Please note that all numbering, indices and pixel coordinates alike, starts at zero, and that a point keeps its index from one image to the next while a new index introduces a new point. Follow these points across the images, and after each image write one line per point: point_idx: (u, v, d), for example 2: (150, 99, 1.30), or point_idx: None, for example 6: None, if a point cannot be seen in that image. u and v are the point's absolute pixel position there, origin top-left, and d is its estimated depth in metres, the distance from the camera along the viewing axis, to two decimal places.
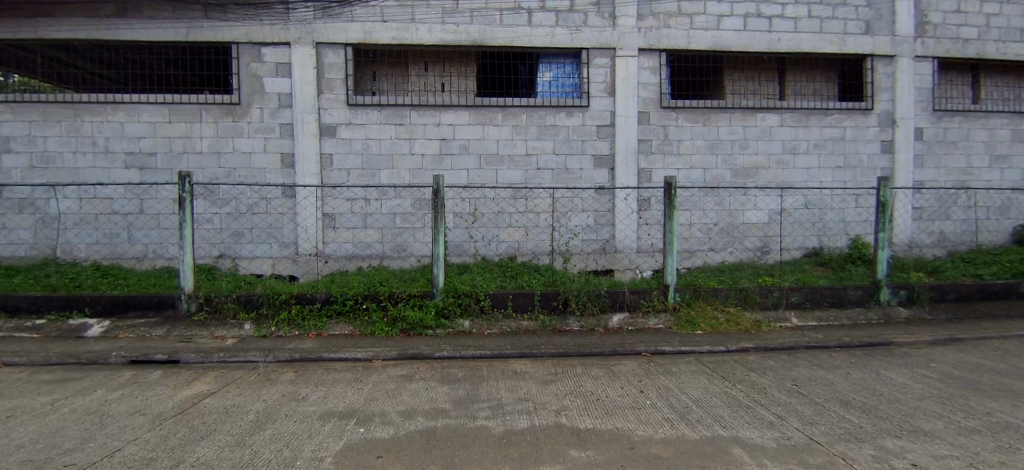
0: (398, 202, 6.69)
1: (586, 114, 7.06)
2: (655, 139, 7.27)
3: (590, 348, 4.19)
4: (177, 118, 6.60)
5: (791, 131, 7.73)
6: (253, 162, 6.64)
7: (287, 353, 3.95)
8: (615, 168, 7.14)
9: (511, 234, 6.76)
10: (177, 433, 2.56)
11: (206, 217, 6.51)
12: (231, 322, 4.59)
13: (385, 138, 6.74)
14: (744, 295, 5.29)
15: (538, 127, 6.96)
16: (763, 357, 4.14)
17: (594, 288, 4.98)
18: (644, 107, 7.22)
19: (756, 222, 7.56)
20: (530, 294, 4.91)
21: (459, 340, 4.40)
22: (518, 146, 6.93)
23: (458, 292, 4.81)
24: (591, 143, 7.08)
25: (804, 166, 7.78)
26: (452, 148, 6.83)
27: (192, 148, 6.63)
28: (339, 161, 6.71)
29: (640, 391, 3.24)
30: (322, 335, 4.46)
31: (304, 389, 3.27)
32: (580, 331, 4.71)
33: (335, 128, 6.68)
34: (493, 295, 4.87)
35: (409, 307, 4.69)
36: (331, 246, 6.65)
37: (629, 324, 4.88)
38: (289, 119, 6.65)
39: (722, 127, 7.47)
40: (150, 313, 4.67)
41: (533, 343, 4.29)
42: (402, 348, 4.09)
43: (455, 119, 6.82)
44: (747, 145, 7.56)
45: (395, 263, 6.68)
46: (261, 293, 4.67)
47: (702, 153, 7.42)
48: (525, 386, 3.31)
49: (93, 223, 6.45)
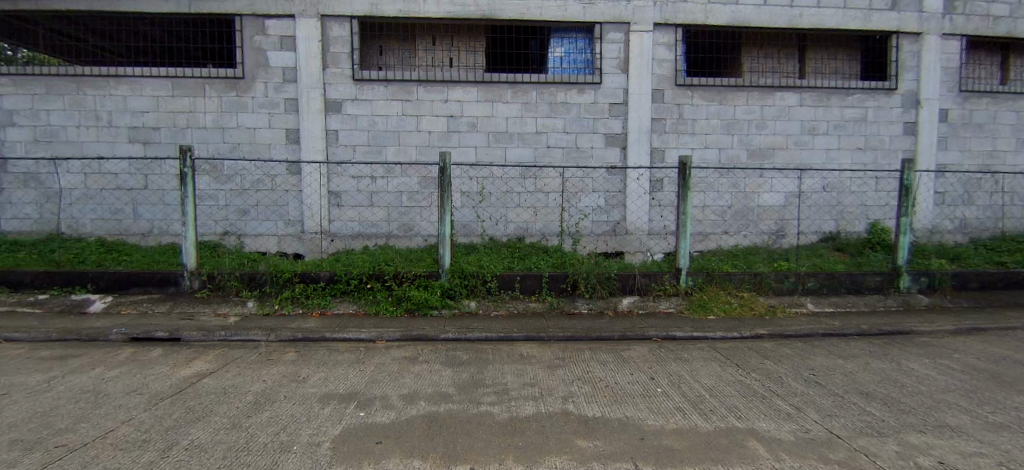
0: (404, 180, 6.54)
1: (598, 92, 6.82)
2: (669, 117, 7.01)
3: (598, 332, 4.08)
4: (180, 92, 6.46)
5: (811, 111, 7.43)
6: (257, 138, 6.51)
7: (289, 332, 3.88)
8: (627, 147, 6.91)
9: (520, 214, 6.62)
10: (173, 415, 2.50)
11: (210, 194, 6.43)
12: (234, 299, 4.54)
13: (391, 114, 6.56)
14: (758, 280, 5.13)
15: (548, 104, 6.74)
16: (777, 344, 4.01)
17: (604, 271, 4.85)
18: (658, 85, 6.95)
19: (772, 206, 7.34)
20: (538, 276, 4.79)
21: (465, 321, 4.31)
22: (527, 124, 6.72)
23: (464, 273, 4.70)
24: (602, 121, 6.85)
25: (823, 147, 7.50)
26: (459, 126, 6.64)
27: (196, 123, 6.50)
28: (344, 138, 6.55)
29: (650, 378, 3.12)
30: (325, 314, 4.40)
31: (305, 370, 3.20)
32: (588, 314, 4.59)
33: (340, 104, 6.51)
34: (499, 276, 4.76)
35: (414, 287, 4.59)
36: (337, 224, 6.54)
37: (639, 307, 4.75)
38: (293, 93, 6.48)
39: (739, 105, 7.19)
40: (153, 290, 4.63)
41: (540, 326, 4.19)
42: (406, 329, 4.01)
43: (463, 95, 6.62)
44: (765, 125, 7.29)
45: (401, 242, 6.57)
46: (264, 271, 4.60)
47: (718, 133, 7.16)
48: (531, 371, 3.22)
49: (98, 198, 6.40)
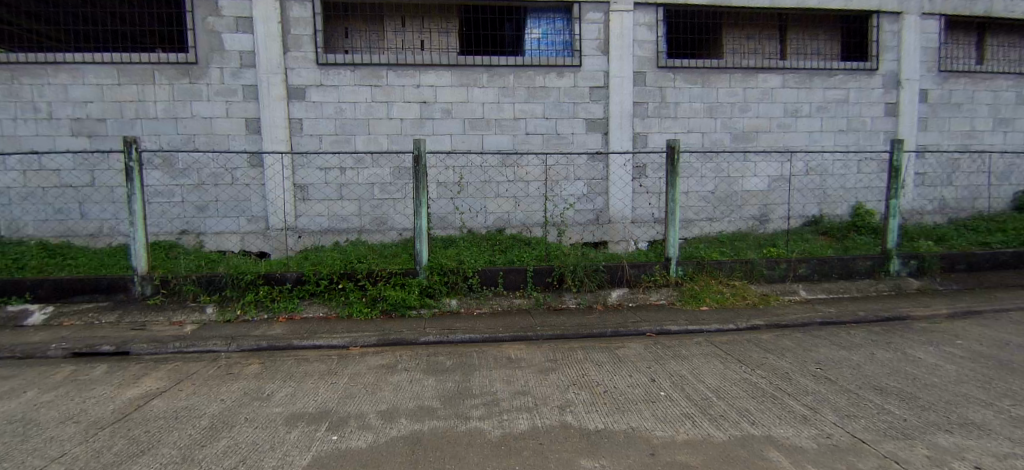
0: (376, 171, 6.15)
1: (578, 74, 6.51)
2: (653, 101, 6.76)
3: (588, 329, 3.84)
4: (127, 80, 5.89)
5: (794, 93, 7.30)
6: (213, 128, 6.00)
7: (252, 341, 3.53)
8: (610, 132, 6.64)
9: (500, 204, 6.30)
10: (114, 446, 2.12)
11: (166, 190, 5.92)
12: (192, 305, 4.13)
13: (360, 101, 6.14)
14: (750, 268, 4.97)
15: (527, 88, 6.41)
16: (775, 337, 3.85)
17: (592, 262, 4.60)
18: (640, 67, 6.68)
19: (756, 190, 7.18)
20: (523, 270, 4.51)
21: (446, 321, 4.01)
22: (505, 110, 6.39)
23: (443, 269, 4.38)
24: (583, 105, 6.56)
25: (806, 129, 7.39)
26: (433, 112, 6.27)
27: (146, 113, 5.96)
28: (309, 126, 6.11)
29: (651, 380, 2.91)
30: (294, 318, 4.05)
31: (270, 385, 2.86)
32: (578, 309, 4.36)
33: (304, 91, 6.05)
34: (482, 272, 4.46)
35: (390, 286, 4.26)
36: (305, 219, 6.13)
37: (630, 300, 4.54)
38: (253, 80, 5.99)
39: (722, 88, 6.99)
40: (100, 298, 4.17)
41: (528, 324, 3.93)
42: (383, 333, 3.70)
43: (436, 80, 6.23)
44: (748, 107, 7.11)
45: (375, 237, 6.20)
46: (224, 273, 4.20)
47: (701, 116, 6.94)
48: (523, 376, 2.96)
49: (39, 198, 5.82)
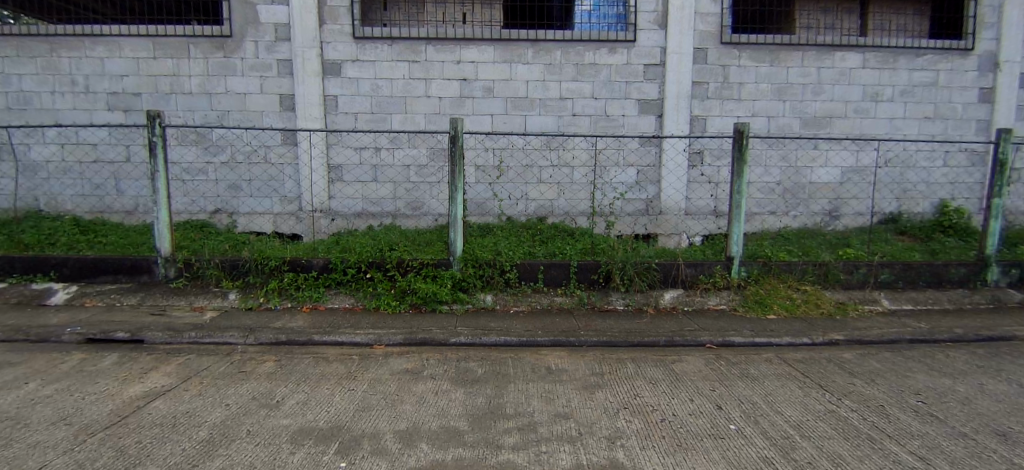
0: (411, 152, 5.80)
1: (632, 50, 5.93)
2: (713, 81, 6.10)
3: (639, 337, 3.39)
4: (162, 53, 5.74)
5: (876, 74, 6.41)
6: (248, 105, 5.78)
7: (271, 334, 3.28)
8: (664, 114, 6.04)
9: (542, 191, 5.85)
10: (98, 457, 1.87)
11: (198, 167, 5.79)
12: (214, 290, 3.96)
13: (397, 78, 5.79)
14: (823, 272, 4.37)
15: (575, 66, 5.89)
16: (859, 358, 3.29)
17: (643, 260, 4.12)
18: (701, 43, 6.02)
19: (827, 182, 6.42)
20: (565, 265, 4.08)
21: (479, 320, 3.65)
22: (551, 89, 5.90)
23: (478, 261, 4.01)
24: (636, 85, 5.98)
25: (886, 115, 6.47)
26: (474, 91, 5.85)
27: (180, 88, 5.79)
28: (345, 104, 5.80)
29: (717, 407, 2.44)
30: (318, 308, 3.80)
31: (281, 389, 2.58)
32: (625, 312, 3.90)
33: (340, 66, 5.74)
34: (521, 265, 4.06)
35: (421, 278, 3.93)
36: (337, 201, 5.86)
37: (684, 304, 4.04)
38: (287, 54, 5.72)
39: (794, 67, 6.23)
40: (124, 278, 4.08)
41: (569, 327, 3.52)
42: (410, 331, 3.37)
43: (477, 55, 5.79)
44: (822, 90, 6.31)
45: (409, 222, 5.88)
46: (248, 257, 3.98)
47: (768, 99, 6.23)
48: (563, 394, 2.56)
49: (78, 172, 5.82)
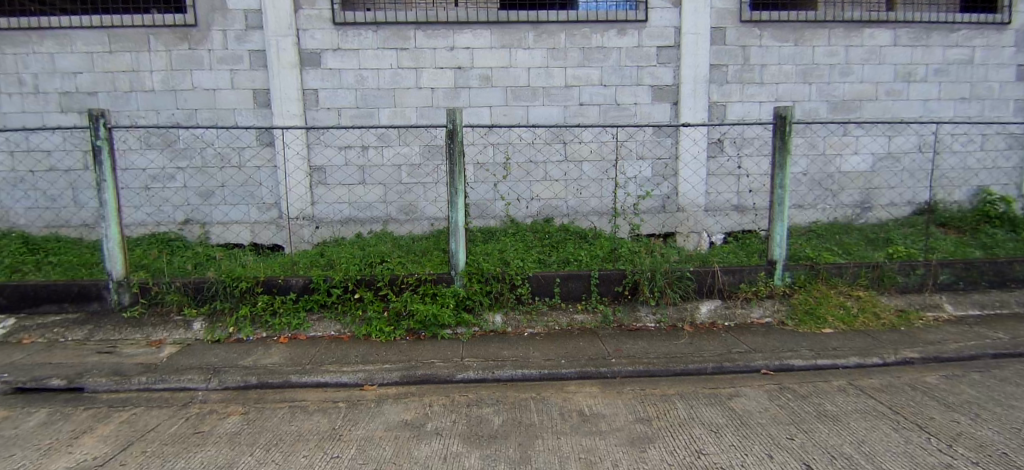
0: (403, 150, 5.19)
1: (643, 31, 5.33)
2: (734, 63, 5.51)
3: (682, 364, 2.85)
4: (119, 46, 5.09)
5: (908, 52, 5.87)
6: (217, 102, 5.15)
7: (239, 376, 2.71)
8: (680, 101, 5.47)
9: (549, 189, 5.26)
10: None
11: (166, 173, 5.17)
12: (176, 320, 3.38)
13: (383, 68, 5.17)
14: (877, 274, 3.87)
15: (581, 49, 5.30)
16: (945, 383, 2.76)
17: (674, 268, 3.57)
18: (719, 21, 5.42)
19: (857, 171, 5.89)
20: (585, 275, 3.53)
21: (489, 346, 3.09)
22: (555, 76, 5.32)
23: (485, 276, 3.43)
24: (648, 69, 5.40)
25: (920, 96, 5.96)
26: (469, 80, 5.25)
27: (141, 85, 5.15)
28: (326, 98, 5.19)
29: (808, 467, 1.90)
30: (298, 338, 3.25)
31: (246, 456, 2.00)
32: (657, 330, 3.35)
33: (320, 56, 5.11)
34: (534, 278, 3.50)
35: (418, 297, 3.36)
36: (322, 207, 5.25)
37: (725, 318, 3.50)
38: (260, 44, 5.08)
39: (820, 46, 5.65)
40: (70, 307, 3.47)
41: (597, 353, 2.97)
42: (409, 365, 2.80)
43: (473, 40, 5.19)
44: (851, 70, 5.76)
45: (403, 228, 5.28)
46: (215, 277, 3.41)
47: (793, 81, 5.64)
48: (608, 452, 2.00)
49: (30, 183, 5.17)
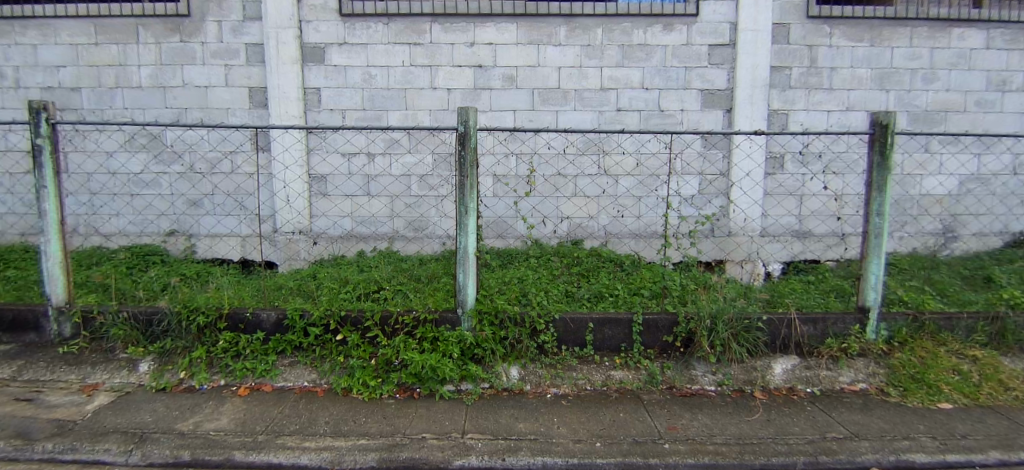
0: (413, 158, 4.54)
1: (692, 27, 4.62)
2: (799, 65, 4.74)
3: (762, 456, 2.07)
4: (106, 37, 4.63)
5: (1004, 56, 4.98)
6: (210, 100, 4.62)
7: (168, 450, 2.06)
8: (734, 108, 4.73)
9: (577, 206, 4.55)
10: None
11: (152, 178, 4.62)
12: (120, 358, 2.84)
13: (394, 65, 4.54)
14: (1001, 329, 3.01)
15: (621, 47, 4.61)
16: None
17: (741, 314, 2.81)
18: (782, 17, 4.67)
19: (941, 194, 5.02)
20: (625, 320, 2.81)
21: (500, 415, 2.38)
22: (589, 77, 4.63)
23: (498, 318, 2.73)
24: (697, 71, 4.67)
25: (1019, 108, 5.05)
26: (491, 80, 4.59)
27: (128, 81, 4.67)
28: (329, 99, 4.58)
29: None
30: (262, 389, 2.65)
31: None
32: (720, 396, 2.59)
33: (323, 50, 4.51)
34: (560, 322, 2.79)
35: (414, 343, 2.69)
36: (322, 221, 4.61)
37: (806, 383, 2.72)
38: (257, 36, 4.54)
39: (900, 47, 4.84)
40: (3, 337, 2.96)
41: (642, 433, 2.22)
42: (391, 443, 2.11)
43: (496, 35, 4.54)
44: (935, 76, 4.93)
45: (410, 247, 4.62)
46: (169, 308, 2.85)
47: (867, 87, 4.85)
48: None
49: (5, 185, 4.72)
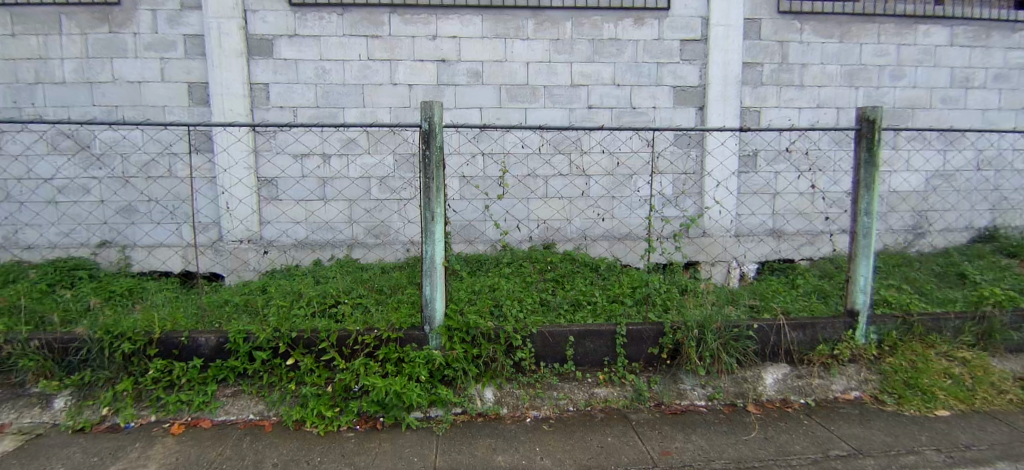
0: (375, 159, 4.22)
1: (664, 22, 4.47)
2: (771, 62, 4.66)
3: None
4: (23, 27, 4.12)
5: (965, 55, 5.05)
6: (145, 97, 4.18)
7: None
8: (708, 106, 4.60)
9: (549, 208, 4.33)
10: None
11: (80, 183, 4.15)
12: (29, 395, 2.42)
13: (350, 59, 4.21)
14: (985, 328, 2.96)
15: (591, 42, 4.42)
16: None
17: (729, 322, 2.64)
18: (754, 12, 4.58)
19: (909, 191, 5.05)
20: (608, 333, 2.59)
21: (476, 445, 2.12)
22: (559, 73, 4.42)
23: (470, 335, 2.46)
24: (669, 67, 4.53)
25: (979, 105, 5.14)
26: (456, 76, 4.31)
27: (49, 76, 4.17)
28: (280, 96, 4.21)
29: None
30: (200, 426, 2.30)
31: None
32: (711, 412, 2.41)
33: (271, 43, 4.15)
34: (538, 337, 2.55)
35: (376, 366, 2.40)
36: (273, 228, 4.24)
37: (799, 393, 2.58)
38: (198, 27, 4.13)
39: (868, 44, 4.84)
40: None
41: (635, 460, 2.00)
42: None
43: (460, 28, 4.27)
44: (902, 73, 4.94)
45: (372, 255, 4.30)
46: (89, 334, 2.43)
47: (838, 84, 4.81)
48: None
49: None
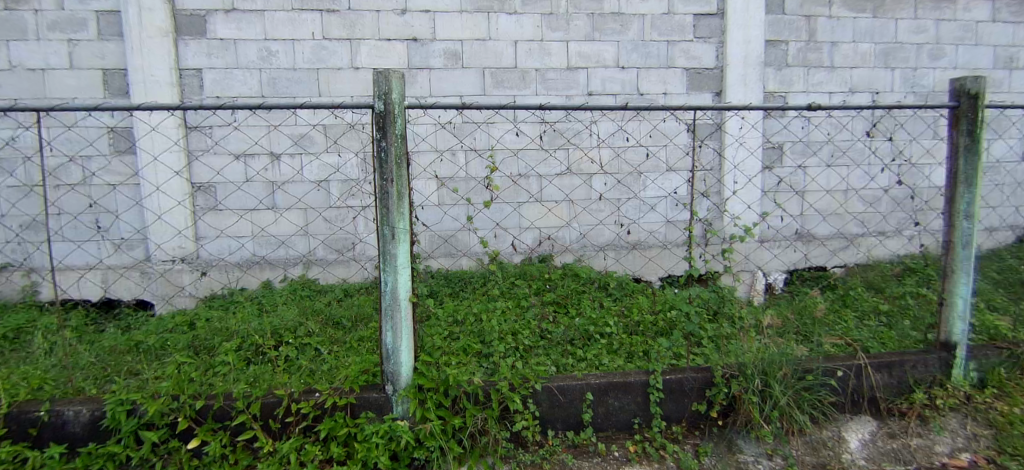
0: (335, 159, 3.51)
1: None
2: (797, 39, 4.04)
3: None
4: None
5: (1008, 31, 4.48)
6: (50, 88, 3.41)
7: None
8: (725, 90, 3.96)
9: (546, 214, 3.65)
10: None
11: None
12: None
13: (300, 39, 3.49)
14: None
15: (590, 17, 3.75)
16: None
17: (797, 366, 1.97)
18: None
19: None
20: (639, 386, 1.94)
21: None
22: (553, 54, 3.75)
23: (447, 399, 1.77)
24: (681, 45, 3.88)
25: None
26: (430, 58, 3.61)
27: None
28: (216, 84, 3.48)
29: None
30: None
31: None
32: None
33: (204, 19, 3.40)
34: (542, 396, 1.88)
35: (314, 448, 1.69)
36: (214, 245, 3.50)
37: (894, 461, 1.90)
38: (112, 1, 3.37)
39: (904, 19, 4.23)
40: None
41: None
42: None
43: (434, 0, 3.57)
44: (942, 53, 4.35)
45: (333, 274, 3.56)
46: None
47: (871, 65, 4.21)
48: None
49: None
